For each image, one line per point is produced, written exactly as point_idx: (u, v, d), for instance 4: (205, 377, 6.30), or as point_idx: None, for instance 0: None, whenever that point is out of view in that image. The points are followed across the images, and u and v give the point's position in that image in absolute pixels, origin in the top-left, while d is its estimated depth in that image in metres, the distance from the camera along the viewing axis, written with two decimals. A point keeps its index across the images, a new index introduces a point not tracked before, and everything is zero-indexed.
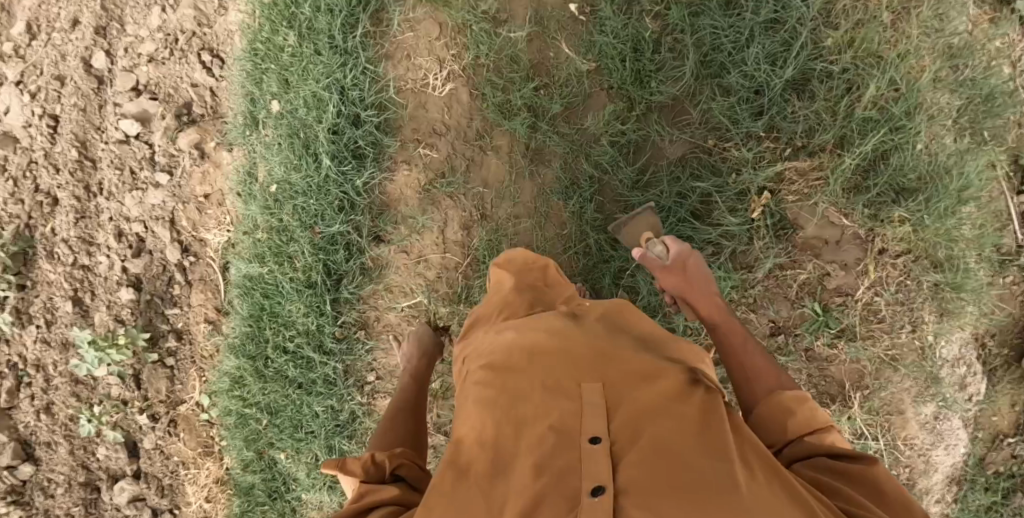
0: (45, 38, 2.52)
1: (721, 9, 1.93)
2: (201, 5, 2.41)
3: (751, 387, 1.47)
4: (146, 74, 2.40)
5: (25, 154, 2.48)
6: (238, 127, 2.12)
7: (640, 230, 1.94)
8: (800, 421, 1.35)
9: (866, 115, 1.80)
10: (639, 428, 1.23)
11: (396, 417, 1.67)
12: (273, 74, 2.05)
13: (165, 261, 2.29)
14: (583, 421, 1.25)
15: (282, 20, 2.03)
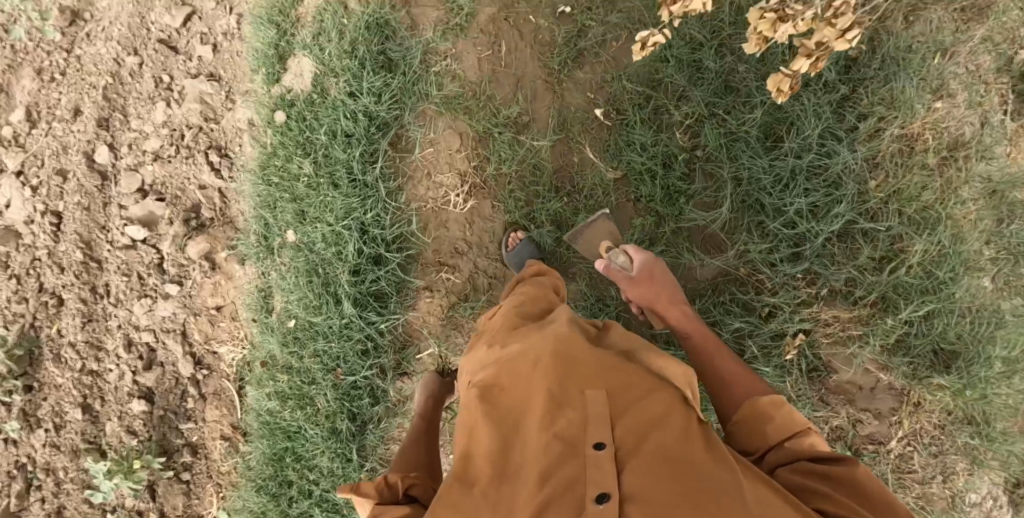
0: (46, 127, 2.46)
1: (761, 146, 1.86)
2: (208, 99, 2.36)
3: (729, 393, 1.49)
4: (151, 174, 2.31)
5: (28, 252, 2.39)
6: (253, 248, 2.06)
7: (597, 237, 2.01)
8: (779, 426, 1.38)
9: (911, 280, 1.77)
10: (640, 437, 1.30)
11: (415, 450, 1.62)
12: (288, 205, 2.01)
13: (178, 375, 2.24)
14: (588, 429, 1.30)
15: (297, 149, 2.00)
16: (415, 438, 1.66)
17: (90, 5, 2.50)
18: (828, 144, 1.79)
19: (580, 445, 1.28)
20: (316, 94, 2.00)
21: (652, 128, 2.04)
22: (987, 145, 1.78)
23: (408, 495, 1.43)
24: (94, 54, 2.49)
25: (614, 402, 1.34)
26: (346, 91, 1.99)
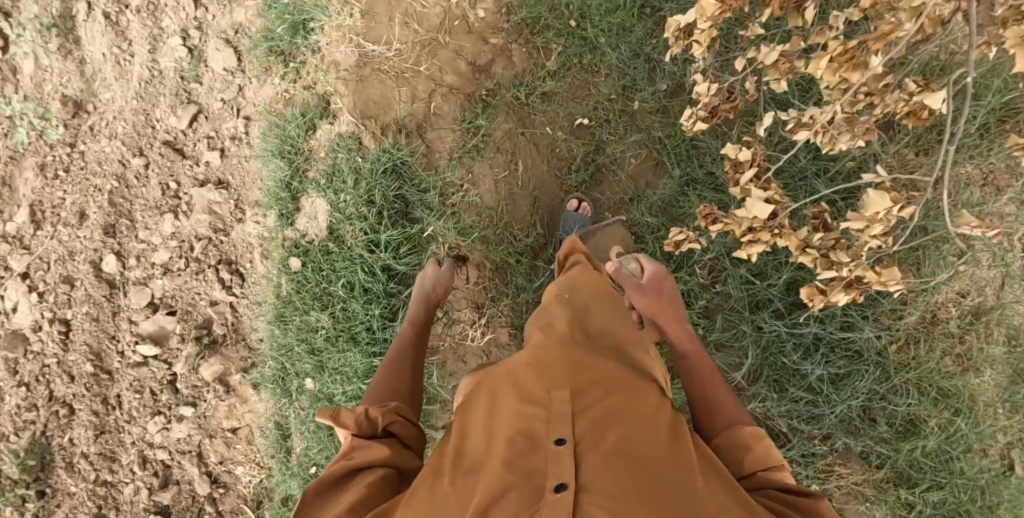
0: (50, 230, 2.43)
1: (786, 309, 1.92)
2: (217, 208, 2.32)
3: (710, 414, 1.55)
4: (161, 287, 2.28)
5: (37, 359, 2.36)
6: (275, 384, 2.14)
7: (609, 239, 2.12)
8: (756, 458, 1.42)
9: (925, 456, 1.86)
10: (605, 433, 1.34)
11: (403, 373, 1.69)
12: (306, 357, 2.08)
13: (194, 492, 2.26)
14: (553, 424, 1.35)
15: (315, 304, 2.06)
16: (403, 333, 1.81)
17: (94, 97, 2.54)
18: (851, 318, 1.88)
19: (543, 436, 1.33)
20: (334, 243, 2.06)
21: (670, 260, 2.00)
22: (1005, 315, 1.84)
23: (386, 431, 1.53)
24: (99, 152, 2.47)
25: (587, 401, 1.39)
26: (364, 241, 2.05)
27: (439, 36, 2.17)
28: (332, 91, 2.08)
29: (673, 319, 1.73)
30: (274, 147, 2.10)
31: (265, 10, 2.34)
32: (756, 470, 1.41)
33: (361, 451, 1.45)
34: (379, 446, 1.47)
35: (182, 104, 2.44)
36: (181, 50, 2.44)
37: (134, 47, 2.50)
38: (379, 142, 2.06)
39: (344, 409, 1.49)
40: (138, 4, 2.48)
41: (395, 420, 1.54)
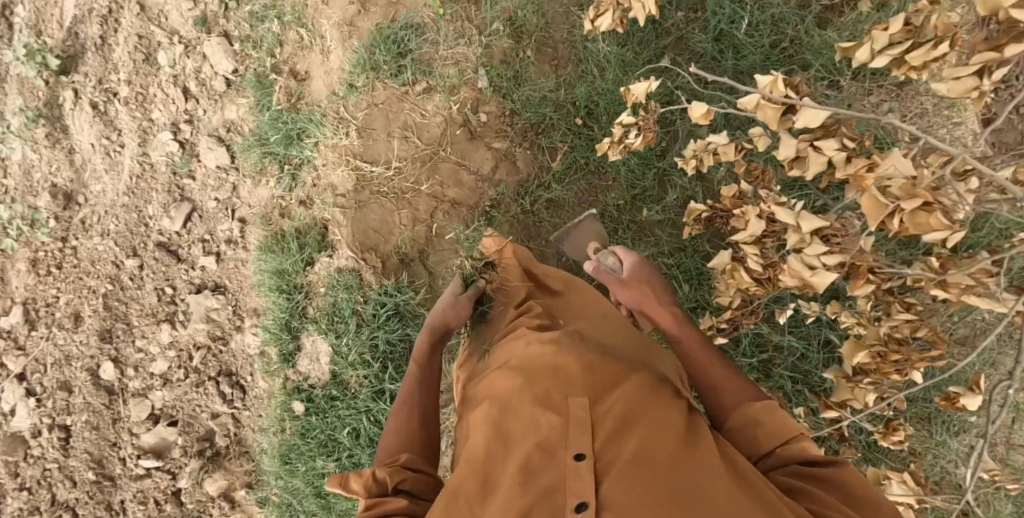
0: (45, 331, 2.38)
1: None
2: (214, 313, 2.27)
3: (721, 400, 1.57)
4: (161, 398, 2.26)
5: (36, 464, 2.31)
6: (288, 509, 2.17)
7: (584, 237, 2.07)
8: (771, 437, 1.45)
9: None
10: (623, 441, 1.36)
11: (411, 412, 1.65)
12: (311, 497, 2.13)
13: None
14: (567, 439, 1.38)
15: (322, 453, 2.10)
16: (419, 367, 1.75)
17: (84, 188, 2.47)
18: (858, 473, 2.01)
19: (561, 452, 1.37)
20: (337, 390, 2.09)
21: None
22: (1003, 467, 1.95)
23: (399, 488, 1.48)
24: (91, 250, 2.41)
25: (602, 409, 1.42)
26: (368, 389, 2.07)
27: (440, 150, 2.11)
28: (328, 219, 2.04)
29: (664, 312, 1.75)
30: (272, 283, 2.13)
31: (257, 109, 2.25)
32: (774, 446, 1.43)
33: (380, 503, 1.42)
34: (396, 499, 1.44)
35: (175, 202, 2.37)
36: (172, 144, 2.37)
37: (123, 137, 2.44)
38: (382, 281, 2.08)
39: (353, 475, 1.45)
40: (127, 95, 2.41)
41: (406, 473, 1.50)
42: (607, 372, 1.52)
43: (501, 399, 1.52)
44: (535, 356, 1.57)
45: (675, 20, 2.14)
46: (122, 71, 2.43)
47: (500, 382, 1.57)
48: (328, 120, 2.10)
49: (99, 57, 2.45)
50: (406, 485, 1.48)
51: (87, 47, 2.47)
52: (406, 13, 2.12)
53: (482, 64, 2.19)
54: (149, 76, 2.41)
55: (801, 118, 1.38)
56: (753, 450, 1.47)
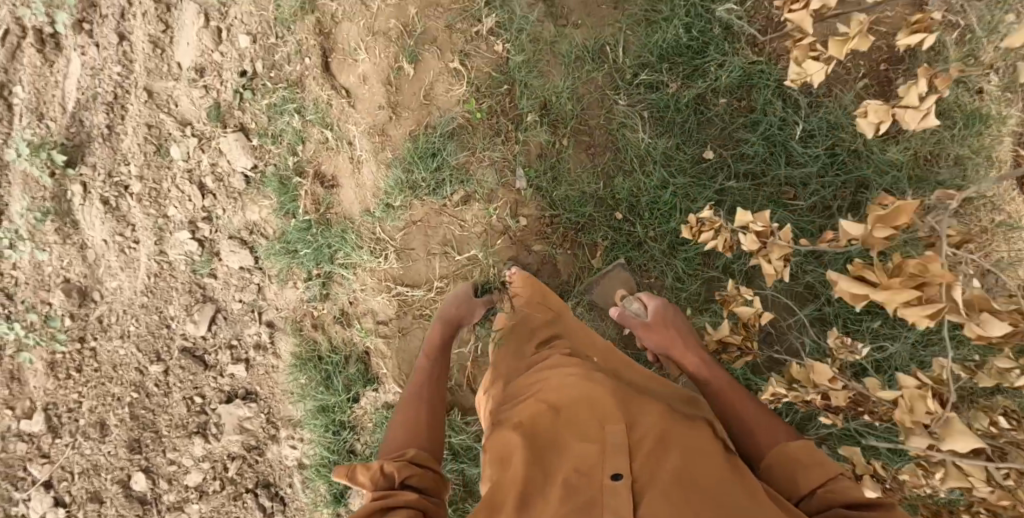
0: (69, 439, 2.30)
1: None
2: (247, 423, 2.22)
3: (753, 440, 1.53)
4: (197, 511, 2.22)
5: None
6: None
7: (611, 286, 2.11)
8: (807, 474, 1.41)
9: None
10: (661, 464, 1.36)
11: (415, 410, 1.63)
12: None
13: None
14: (605, 459, 1.37)
15: None
16: (427, 363, 1.78)
17: (99, 284, 2.35)
18: None
19: (598, 472, 1.36)
20: None
21: None
22: None
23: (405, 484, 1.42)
24: (112, 353, 2.31)
25: (639, 432, 1.43)
26: None
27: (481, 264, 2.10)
28: (374, 348, 2.11)
29: (683, 347, 1.80)
30: (319, 421, 2.16)
31: (281, 213, 2.14)
32: (814, 486, 1.38)
33: (390, 494, 1.36)
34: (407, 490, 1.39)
35: (197, 304, 2.27)
36: (191, 243, 2.25)
37: (137, 234, 2.32)
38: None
39: (360, 467, 1.39)
40: (139, 191, 2.29)
41: (414, 469, 1.44)
42: (641, 402, 1.53)
43: (533, 418, 1.51)
44: (568, 381, 1.57)
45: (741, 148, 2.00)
46: (133, 164, 2.30)
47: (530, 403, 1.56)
48: (365, 240, 2.09)
49: (107, 148, 2.33)
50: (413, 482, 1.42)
51: (92, 136, 2.35)
52: (440, 115, 2.07)
53: (520, 166, 2.10)
54: (161, 169, 2.28)
55: (947, 440, 1.42)
56: (791, 493, 1.42)
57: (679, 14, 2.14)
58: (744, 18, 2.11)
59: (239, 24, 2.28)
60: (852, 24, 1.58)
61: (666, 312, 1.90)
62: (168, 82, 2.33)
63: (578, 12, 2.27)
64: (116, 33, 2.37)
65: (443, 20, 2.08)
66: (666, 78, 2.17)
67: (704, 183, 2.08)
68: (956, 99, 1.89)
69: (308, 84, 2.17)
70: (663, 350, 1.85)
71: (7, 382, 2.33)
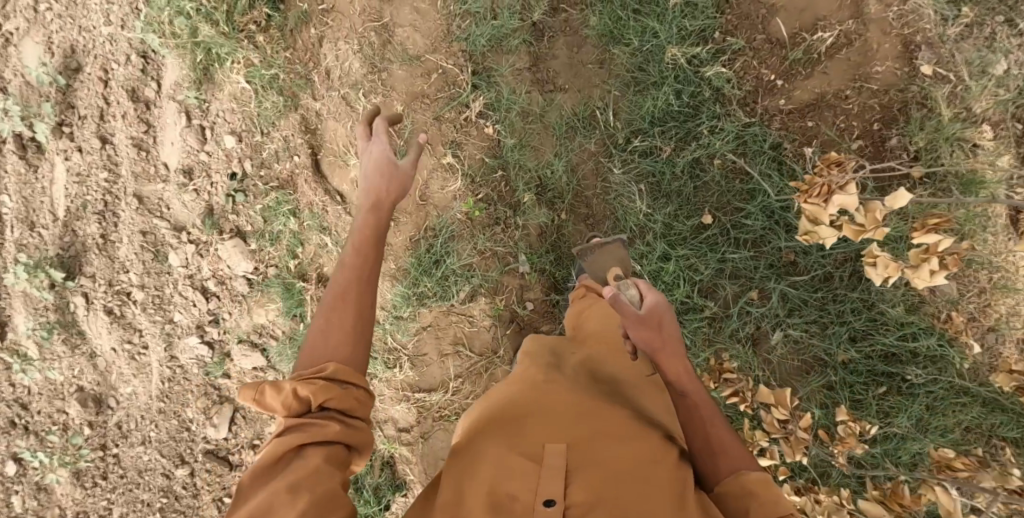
0: None
1: None
2: None
3: (712, 465, 1.45)
4: None
5: None
6: None
7: (606, 260, 2.03)
8: (761, 508, 1.34)
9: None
10: (600, 494, 1.32)
11: (351, 290, 1.37)
12: None
13: None
14: (539, 482, 1.33)
15: None
16: (378, 221, 1.43)
17: (114, 390, 2.35)
18: None
19: (530, 494, 1.32)
20: None
21: None
22: None
23: (322, 406, 1.26)
24: (136, 459, 2.35)
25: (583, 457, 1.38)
26: None
27: (495, 358, 2.12)
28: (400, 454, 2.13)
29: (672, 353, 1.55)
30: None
31: (288, 316, 2.20)
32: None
33: (303, 423, 1.23)
34: (326, 420, 1.25)
35: (215, 405, 2.32)
36: (201, 347, 2.27)
37: (146, 339, 2.32)
38: None
39: (270, 390, 1.25)
40: (142, 298, 2.28)
41: (334, 390, 1.26)
42: (597, 418, 1.47)
43: (484, 432, 1.46)
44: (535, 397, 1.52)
45: (742, 258, 2.06)
46: (132, 271, 2.29)
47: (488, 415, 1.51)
48: (378, 351, 2.10)
49: (104, 257, 2.31)
50: (330, 407, 1.25)
51: (88, 245, 2.32)
52: (438, 215, 2.10)
53: (522, 251, 2.12)
54: (162, 275, 2.28)
55: None
56: None
57: (669, 80, 2.15)
58: (733, 80, 2.11)
59: (224, 123, 2.26)
60: (870, 216, 1.57)
61: (662, 314, 1.54)
62: (156, 184, 2.31)
63: (564, 75, 2.26)
64: (98, 136, 2.34)
65: (431, 110, 2.12)
66: (659, 143, 2.15)
67: (706, 252, 2.09)
68: (953, 162, 1.89)
69: (299, 183, 2.18)
70: (645, 348, 1.54)
71: (35, 492, 2.33)
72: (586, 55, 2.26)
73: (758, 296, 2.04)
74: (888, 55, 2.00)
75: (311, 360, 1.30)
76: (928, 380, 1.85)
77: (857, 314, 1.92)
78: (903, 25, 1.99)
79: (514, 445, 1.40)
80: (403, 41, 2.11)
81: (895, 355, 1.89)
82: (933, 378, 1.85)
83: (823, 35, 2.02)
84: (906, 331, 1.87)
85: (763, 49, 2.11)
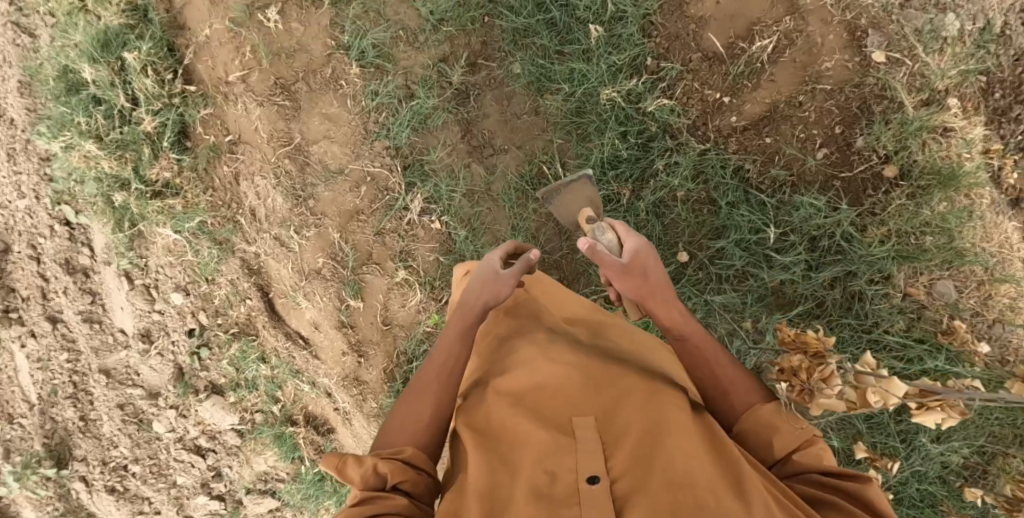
0: None
1: None
2: None
3: (725, 403, 1.34)
4: None
5: None
6: None
7: (576, 201, 1.80)
8: (787, 439, 1.25)
9: None
10: (645, 463, 1.21)
11: (434, 388, 1.39)
12: None
13: None
14: (578, 458, 1.22)
15: None
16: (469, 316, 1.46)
17: None
18: None
19: (569, 473, 1.21)
20: None
21: None
22: None
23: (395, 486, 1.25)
24: None
25: (617, 422, 1.28)
26: None
27: None
28: None
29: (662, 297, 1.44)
30: None
31: (287, 460, 2.14)
32: (790, 454, 1.24)
33: (379, 496, 1.21)
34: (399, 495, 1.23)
35: None
36: (212, 503, 2.21)
37: (156, 505, 2.24)
38: None
39: (350, 461, 1.23)
40: (140, 470, 2.22)
41: (410, 473, 1.26)
42: (619, 379, 1.37)
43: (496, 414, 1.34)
44: (542, 367, 1.40)
45: (726, 296, 1.91)
46: (122, 446, 2.22)
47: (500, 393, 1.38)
48: None
49: (89, 438, 2.23)
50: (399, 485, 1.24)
51: (70, 430, 2.23)
52: (405, 335, 2.02)
53: None
54: (152, 442, 2.22)
55: None
56: (763, 456, 1.28)
57: (611, 123, 1.99)
58: (678, 109, 1.96)
59: (167, 278, 2.14)
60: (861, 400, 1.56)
61: (647, 259, 1.44)
62: (119, 352, 2.22)
63: (501, 134, 2.09)
64: (47, 317, 2.22)
65: (370, 227, 2.02)
66: (616, 188, 2.01)
67: (691, 299, 1.95)
68: (928, 157, 1.74)
69: (259, 325, 2.10)
70: (634, 297, 1.46)
71: None
72: (518, 107, 2.09)
73: (752, 326, 1.90)
74: (834, 47, 1.84)
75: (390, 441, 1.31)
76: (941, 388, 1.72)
77: (856, 336, 1.79)
78: (844, 10, 1.82)
79: (538, 420, 1.29)
80: (321, 158, 2.01)
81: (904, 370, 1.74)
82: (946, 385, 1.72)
83: (762, 42, 1.86)
84: (909, 343, 1.75)
85: (702, 68, 1.95)
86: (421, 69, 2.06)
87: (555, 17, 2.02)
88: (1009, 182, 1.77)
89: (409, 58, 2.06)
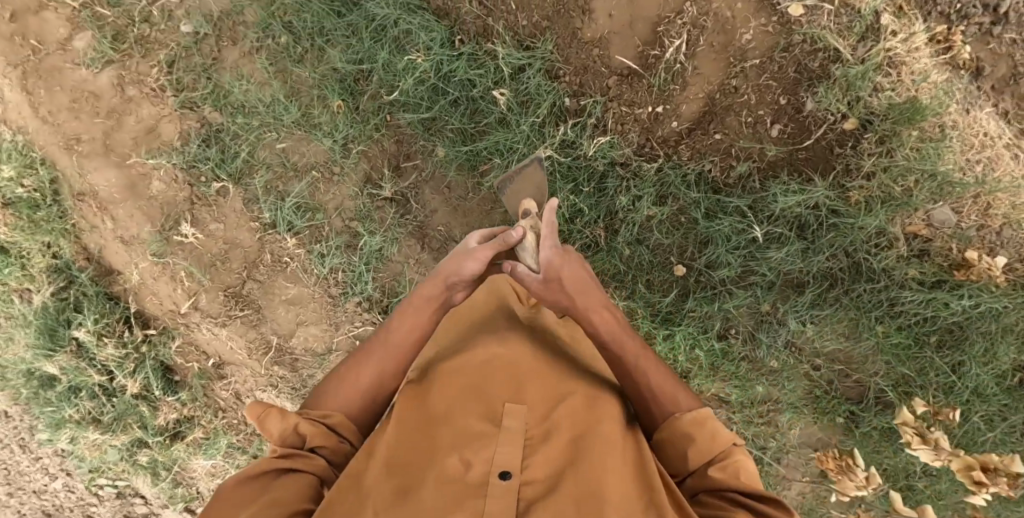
0: None
1: None
2: None
3: (648, 407, 1.32)
4: None
5: None
6: None
7: (523, 188, 1.70)
8: (699, 452, 1.23)
9: None
10: (560, 468, 1.20)
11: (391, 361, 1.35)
12: None
13: None
14: (499, 450, 1.20)
15: None
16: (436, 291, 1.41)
17: None
18: None
19: (484, 463, 1.18)
20: None
21: None
22: None
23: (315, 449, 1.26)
24: None
25: (552, 420, 1.26)
26: None
27: None
28: None
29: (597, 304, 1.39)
30: None
31: None
32: (703, 465, 1.23)
33: (295, 455, 1.21)
34: (317, 456, 1.24)
35: None
36: None
37: None
38: None
39: (276, 412, 1.22)
40: None
41: (328, 440, 1.26)
42: (562, 381, 1.35)
43: (433, 406, 1.30)
44: (488, 360, 1.36)
45: (740, 297, 1.82)
46: None
47: (445, 382, 1.33)
48: None
49: None
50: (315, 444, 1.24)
51: None
52: None
53: None
54: None
55: None
56: (676, 467, 1.28)
57: (557, 180, 1.85)
58: (617, 141, 1.83)
59: None
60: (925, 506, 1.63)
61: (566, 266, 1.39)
62: None
63: (456, 224, 1.97)
64: None
65: None
66: (590, 233, 1.88)
67: (705, 309, 1.85)
68: (887, 101, 1.65)
69: None
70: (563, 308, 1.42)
71: None
72: (459, 192, 1.95)
73: (773, 308, 1.83)
74: (746, 15, 1.70)
75: (323, 402, 1.31)
76: (974, 318, 1.70)
77: (876, 296, 1.74)
78: None
79: (476, 416, 1.26)
80: (307, 349, 2.00)
81: (930, 315, 1.72)
82: (979, 315, 1.70)
83: (674, 45, 1.72)
84: (931, 292, 1.70)
85: (623, 87, 1.81)
86: (350, 202, 1.96)
87: (455, 96, 1.87)
88: (964, 57, 1.65)
89: (335, 197, 1.96)
